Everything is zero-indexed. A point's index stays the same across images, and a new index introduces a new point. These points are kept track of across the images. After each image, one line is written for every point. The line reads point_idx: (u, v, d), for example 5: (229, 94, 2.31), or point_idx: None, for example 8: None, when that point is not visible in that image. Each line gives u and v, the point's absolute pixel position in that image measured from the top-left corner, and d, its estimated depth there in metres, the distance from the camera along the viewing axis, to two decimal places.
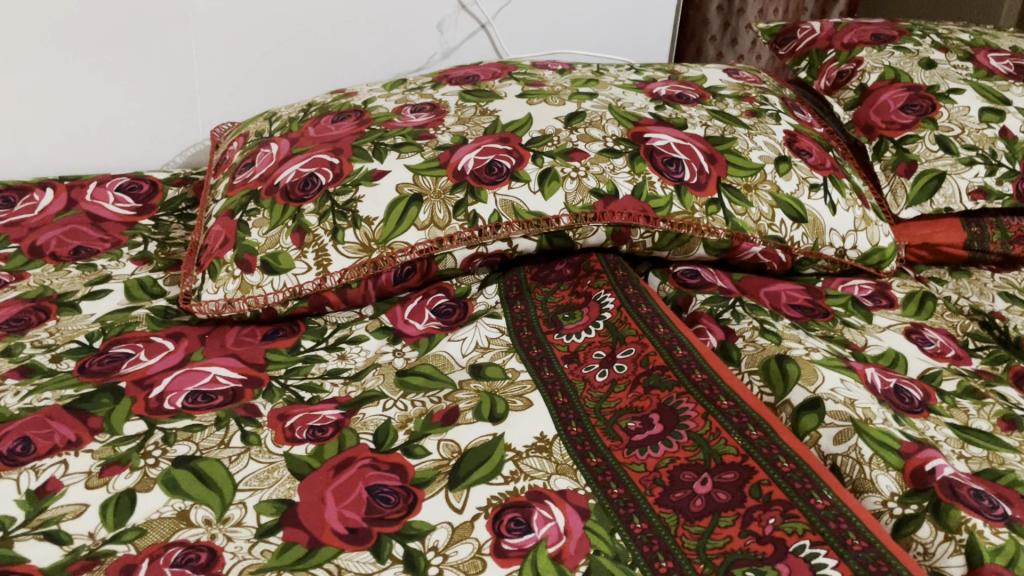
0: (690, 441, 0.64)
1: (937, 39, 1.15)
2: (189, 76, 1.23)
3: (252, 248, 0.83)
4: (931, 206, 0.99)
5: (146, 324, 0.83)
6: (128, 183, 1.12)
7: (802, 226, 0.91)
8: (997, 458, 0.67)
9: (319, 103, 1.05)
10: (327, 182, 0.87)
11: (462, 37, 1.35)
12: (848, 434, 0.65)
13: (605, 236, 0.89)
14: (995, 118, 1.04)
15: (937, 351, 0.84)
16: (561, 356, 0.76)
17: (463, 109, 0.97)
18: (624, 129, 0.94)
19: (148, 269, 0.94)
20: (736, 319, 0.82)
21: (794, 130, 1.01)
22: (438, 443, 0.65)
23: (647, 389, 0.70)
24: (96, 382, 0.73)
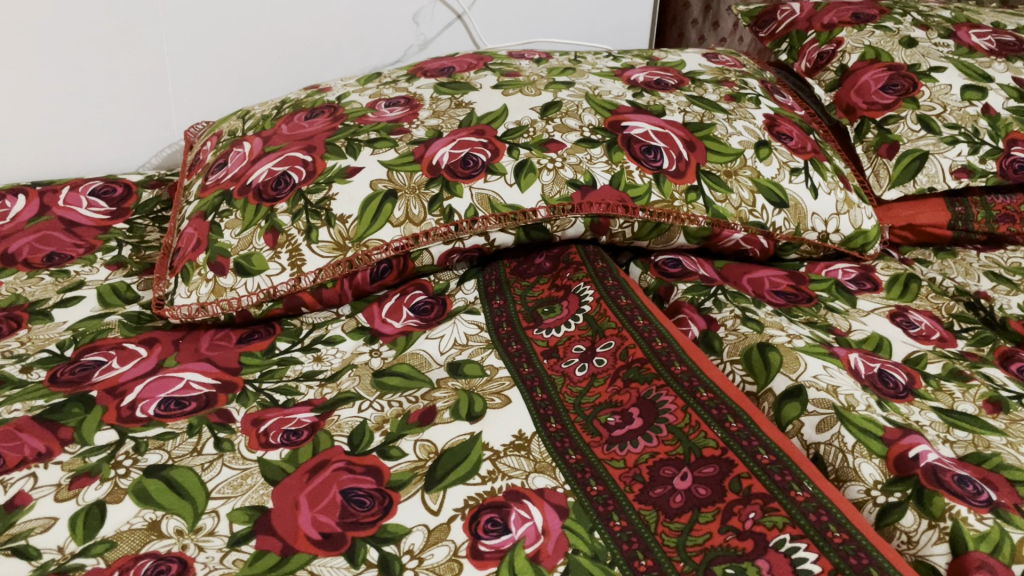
0: (670, 435, 0.63)
1: (918, 17, 1.13)
2: (161, 73, 1.21)
3: (225, 249, 0.82)
4: (914, 186, 0.98)
5: (119, 331, 0.81)
6: (102, 186, 1.10)
7: (783, 211, 0.90)
8: (983, 441, 0.66)
9: (293, 100, 1.03)
10: (300, 181, 0.85)
11: (439, 28, 1.34)
12: (831, 422, 0.65)
13: (584, 227, 0.87)
14: (977, 96, 1.03)
15: (922, 334, 0.83)
16: (541, 352, 0.75)
17: (438, 102, 0.95)
18: (601, 117, 0.92)
19: (122, 274, 0.92)
20: (717, 308, 0.81)
21: (774, 114, 1.00)
22: (414, 443, 0.64)
23: (626, 382, 0.69)
24: (67, 392, 0.72)
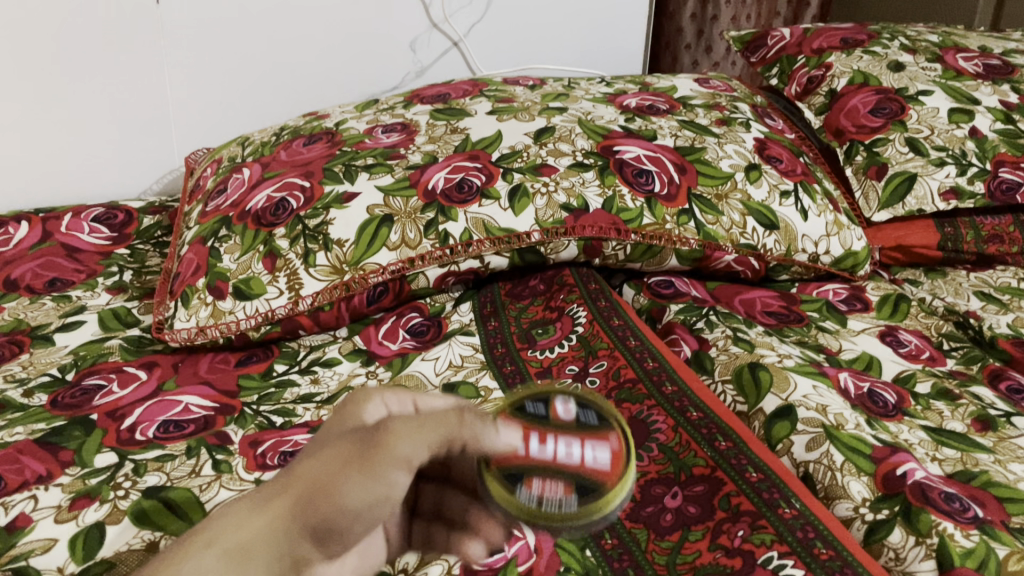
0: (661, 455, 0.64)
1: (906, 42, 1.16)
2: (163, 100, 1.23)
3: (224, 274, 0.83)
4: (903, 209, 0.99)
5: (119, 355, 0.83)
6: (103, 213, 1.12)
7: (774, 233, 0.92)
8: (971, 459, 0.67)
9: (292, 127, 1.05)
10: (298, 206, 0.87)
11: (436, 55, 1.36)
12: (820, 440, 0.66)
13: (577, 250, 0.89)
14: (964, 119, 1.05)
15: (912, 353, 0.84)
16: (535, 373, 0.76)
17: (434, 128, 0.97)
18: (593, 142, 0.94)
19: (122, 298, 0.94)
20: (709, 329, 0.82)
21: (764, 137, 1.02)
22: None
23: (618, 402, 0.70)
24: (69, 415, 0.73)
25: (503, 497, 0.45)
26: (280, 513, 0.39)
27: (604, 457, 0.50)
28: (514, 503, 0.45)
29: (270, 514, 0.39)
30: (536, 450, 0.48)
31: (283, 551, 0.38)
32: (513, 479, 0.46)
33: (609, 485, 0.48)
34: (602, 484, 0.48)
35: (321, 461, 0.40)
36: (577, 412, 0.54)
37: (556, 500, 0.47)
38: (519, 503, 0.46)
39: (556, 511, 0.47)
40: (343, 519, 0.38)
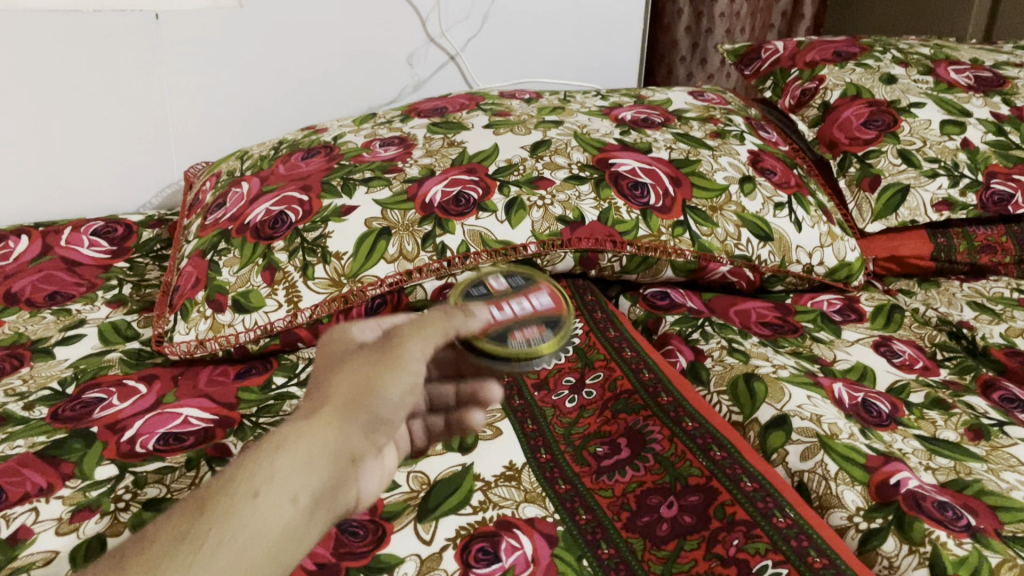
0: (656, 465, 0.65)
1: (898, 55, 1.17)
2: (163, 113, 1.24)
3: (223, 287, 0.84)
4: (897, 220, 1.00)
5: (119, 368, 0.83)
6: (103, 227, 1.13)
7: (768, 244, 0.93)
8: (964, 468, 0.68)
9: (290, 141, 1.06)
10: (296, 220, 0.88)
11: (433, 68, 1.37)
12: (814, 450, 0.66)
13: (573, 262, 0.90)
14: (956, 130, 1.06)
15: (905, 363, 0.84)
16: (532, 384, 0.76)
17: (431, 142, 0.98)
18: (589, 155, 0.95)
19: (122, 312, 0.94)
20: (705, 339, 0.83)
21: (758, 150, 1.03)
22: (408, 475, 0.65)
23: (614, 413, 0.71)
24: (69, 428, 0.73)
25: (503, 350, 0.59)
26: (337, 410, 0.46)
27: (550, 304, 0.68)
28: (513, 350, 0.60)
29: (327, 413, 0.46)
30: (507, 313, 0.64)
31: (346, 440, 0.46)
32: (501, 335, 0.61)
33: (560, 314, 0.67)
34: (560, 317, 0.66)
35: (358, 368, 0.49)
36: (510, 284, 0.71)
37: (536, 338, 0.63)
38: (514, 350, 0.60)
39: (541, 346, 0.62)
40: (390, 408, 0.48)
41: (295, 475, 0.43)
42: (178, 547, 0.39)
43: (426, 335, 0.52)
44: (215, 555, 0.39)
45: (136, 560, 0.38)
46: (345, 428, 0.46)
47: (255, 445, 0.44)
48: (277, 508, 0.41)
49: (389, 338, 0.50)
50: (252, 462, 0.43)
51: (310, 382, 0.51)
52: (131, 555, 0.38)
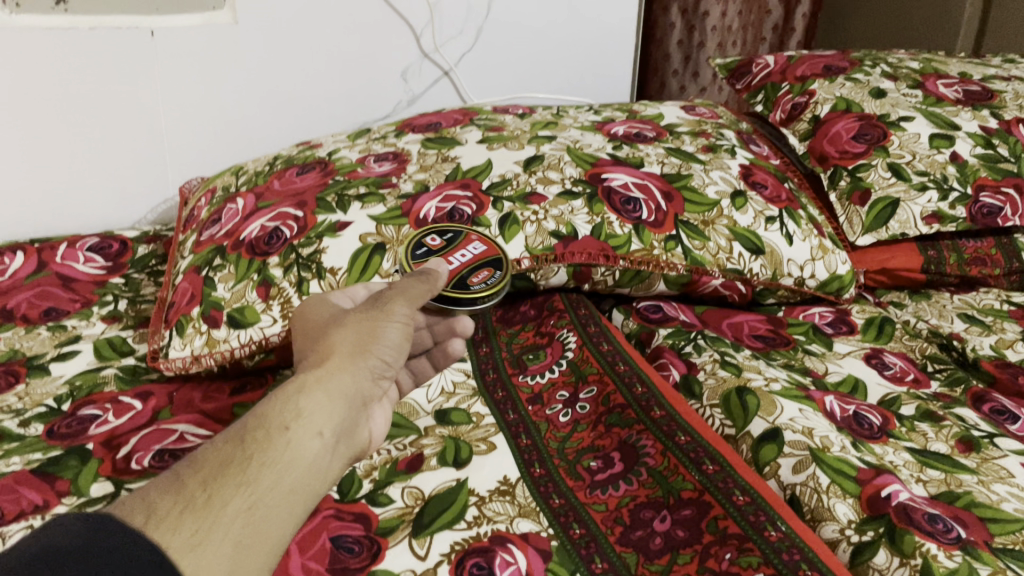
0: (650, 479, 0.65)
1: (887, 69, 1.18)
2: (158, 128, 1.24)
3: (218, 303, 0.84)
4: (887, 232, 1.01)
5: (115, 384, 0.83)
6: (98, 243, 1.13)
7: (760, 257, 0.93)
8: (955, 480, 0.68)
9: (285, 156, 1.07)
10: (291, 236, 0.88)
11: (427, 83, 1.38)
12: (806, 463, 0.67)
13: (567, 276, 0.90)
14: (945, 144, 1.07)
15: (897, 376, 0.85)
16: (526, 399, 0.77)
17: (425, 157, 0.99)
18: (582, 170, 0.96)
19: (118, 327, 0.95)
20: (697, 353, 0.84)
21: (750, 164, 1.04)
22: (402, 490, 0.66)
23: (608, 427, 0.71)
24: (64, 445, 0.74)
25: (466, 294, 0.75)
26: (337, 363, 0.60)
27: (483, 248, 0.81)
28: (475, 292, 0.75)
29: (330, 366, 0.60)
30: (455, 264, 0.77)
31: (348, 385, 0.59)
32: (461, 286, 0.75)
33: (498, 255, 0.81)
34: (499, 257, 0.80)
35: (350, 329, 0.63)
36: (443, 239, 0.82)
37: (489, 279, 0.77)
38: (476, 292, 0.75)
39: (497, 284, 0.77)
40: (384, 357, 0.64)
41: (312, 410, 0.55)
42: (229, 462, 0.48)
43: (400, 307, 0.66)
44: (262, 469, 0.49)
45: (194, 475, 0.46)
46: (349, 375, 0.60)
47: (275, 392, 0.55)
48: (304, 435, 0.53)
49: (372, 308, 0.66)
50: (278, 401, 0.54)
51: (302, 353, 0.64)
52: (187, 472, 0.46)
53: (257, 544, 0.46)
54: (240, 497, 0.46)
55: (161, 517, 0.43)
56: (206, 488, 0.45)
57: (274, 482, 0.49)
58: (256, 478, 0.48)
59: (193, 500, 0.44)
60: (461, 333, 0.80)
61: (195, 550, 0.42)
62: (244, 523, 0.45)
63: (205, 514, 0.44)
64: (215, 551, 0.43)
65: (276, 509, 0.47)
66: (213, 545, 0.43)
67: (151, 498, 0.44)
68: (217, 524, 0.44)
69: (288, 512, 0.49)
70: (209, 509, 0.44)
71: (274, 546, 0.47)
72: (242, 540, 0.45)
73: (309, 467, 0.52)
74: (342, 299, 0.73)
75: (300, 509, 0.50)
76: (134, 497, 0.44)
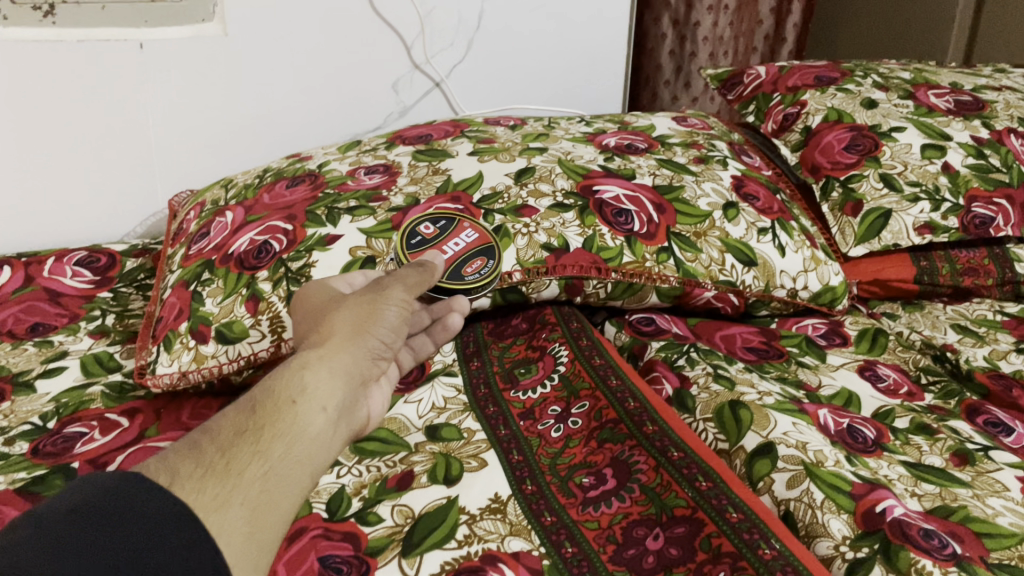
0: (642, 496, 0.64)
1: (879, 79, 1.18)
2: (147, 140, 1.24)
3: (206, 318, 0.83)
4: (880, 243, 1.01)
5: (101, 401, 0.82)
6: (86, 257, 1.12)
7: (752, 269, 0.93)
8: (950, 494, 0.68)
9: (275, 169, 1.06)
10: (280, 249, 0.87)
11: (418, 95, 1.38)
12: (800, 478, 0.66)
13: (558, 289, 0.90)
14: (937, 154, 1.06)
15: (890, 389, 0.84)
16: (518, 414, 0.76)
17: (416, 169, 0.98)
18: (573, 182, 0.95)
19: (105, 343, 0.94)
20: (690, 366, 0.83)
21: (741, 175, 1.03)
22: (392, 508, 0.65)
23: (600, 443, 0.71)
24: (49, 464, 0.73)
25: (461, 286, 0.81)
26: (338, 346, 0.65)
27: (475, 234, 0.85)
28: (469, 285, 0.81)
29: (330, 348, 0.64)
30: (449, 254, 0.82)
31: (348, 365, 0.64)
32: (455, 275, 0.82)
33: (490, 241, 0.85)
34: (491, 244, 0.85)
35: (349, 312, 0.68)
36: (436, 226, 0.85)
37: (481, 268, 0.83)
38: (469, 282, 0.82)
39: (490, 274, 0.83)
40: (383, 339, 0.69)
41: (317, 387, 0.59)
42: (243, 432, 0.52)
43: (396, 291, 0.71)
44: (273, 440, 0.53)
45: (212, 442, 0.50)
46: (349, 355, 0.64)
47: (281, 368, 0.60)
48: (309, 410, 0.57)
49: (370, 292, 0.70)
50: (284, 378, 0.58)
51: (303, 335, 0.69)
52: (205, 440, 0.50)
53: (272, 506, 0.50)
54: (254, 466, 0.50)
55: (184, 481, 0.46)
56: (223, 456, 0.49)
57: (284, 452, 0.53)
58: (268, 448, 0.52)
59: (213, 465, 0.48)
60: (459, 310, 0.83)
61: (218, 511, 0.46)
62: (260, 489, 0.49)
63: (224, 479, 0.48)
64: (234, 515, 0.46)
65: (287, 477, 0.51)
66: (232, 510, 0.46)
67: (173, 462, 0.47)
68: (236, 490, 0.48)
69: (298, 479, 0.53)
70: (228, 474, 0.48)
71: (285, 512, 0.51)
72: (259, 504, 0.48)
73: (315, 439, 0.56)
74: (341, 284, 0.76)
75: (307, 478, 0.54)
76: (157, 460, 0.47)
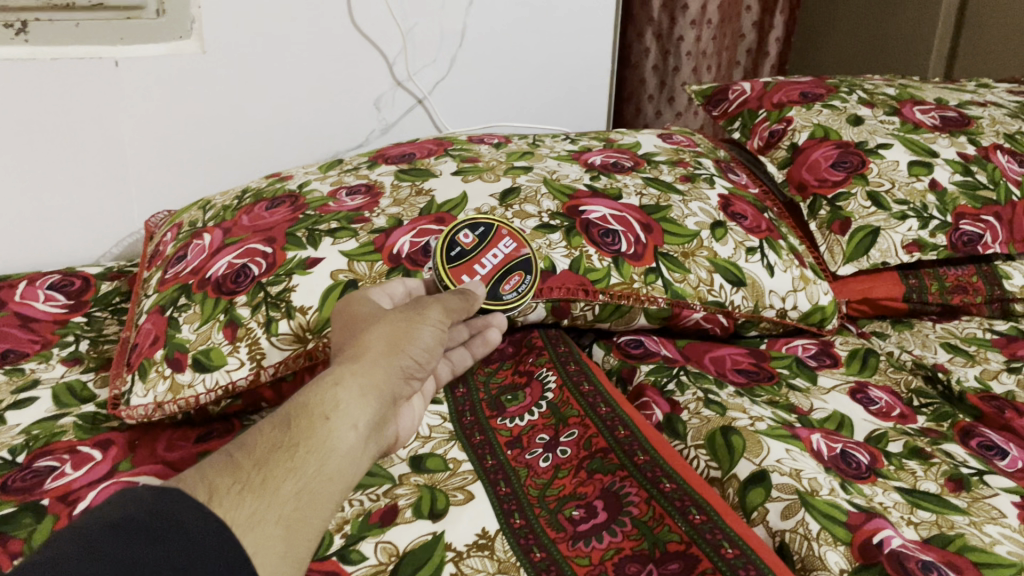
0: (634, 530, 0.62)
1: (864, 96, 1.18)
2: (123, 160, 1.21)
3: (183, 345, 0.81)
4: (868, 262, 1.00)
5: (73, 433, 0.80)
6: (60, 280, 1.10)
7: (741, 288, 0.92)
8: (946, 522, 0.66)
9: (254, 189, 1.04)
10: (259, 273, 0.85)
11: (400, 112, 1.36)
12: (795, 508, 0.65)
13: (545, 312, 0.88)
14: (924, 171, 1.06)
15: (882, 411, 0.83)
16: (505, 443, 0.74)
17: (398, 190, 0.96)
18: (559, 202, 0.94)
19: (78, 371, 0.91)
20: (680, 391, 0.81)
21: (728, 194, 1.02)
22: (375, 546, 0.63)
23: (590, 473, 0.69)
24: (18, 501, 0.70)
25: (500, 304, 0.82)
26: (373, 359, 0.62)
27: (512, 244, 0.85)
28: (507, 304, 0.82)
29: (366, 362, 0.61)
30: (487, 270, 0.82)
31: (383, 383, 0.61)
32: (495, 293, 0.82)
33: (527, 252, 0.85)
34: (528, 254, 0.84)
35: (387, 325, 0.66)
36: (475, 233, 0.84)
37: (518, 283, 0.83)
38: (507, 300, 0.82)
39: (527, 290, 0.83)
40: (417, 359, 0.66)
41: (353, 400, 0.57)
42: (278, 447, 0.52)
43: (434, 313, 0.69)
44: (308, 455, 0.53)
45: (247, 457, 0.51)
46: (385, 371, 0.62)
47: (315, 383, 0.58)
48: (341, 427, 0.56)
49: (410, 311, 0.68)
50: (319, 390, 0.57)
51: (339, 343, 0.67)
52: (241, 454, 0.51)
53: (306, 523, 0.50)
54: (289, 483, 0.50)
55: (221, 496, 0.47)
56: (259, 471, 0.50)
57: (318, 468, 0.53)
58: (302, 464, 0.52)
59: (249, 481, 0.49)
60: (496, 325, 0.84)
61: (253, 528, 0.47)
62: (294, 505, 0.50)
63: (260, 496, 0.49)
64: (268, 532, 0.48)
65: (322, 493, 0.52)
66: (266, 527, 0.48)
67: (209, 476, 0.48)
68: (270, 507, 0.48)
69: (331, 496, 0.53)
70: (264, 490, 0.49)
71: (319, 527, 0.51)
72: (292, 521, 0.49)
73: (349, 455, 0.55)
74: (381, 296, 0.76)
75: (342, 491, 0.54)
76: (195, 472, 0.49)
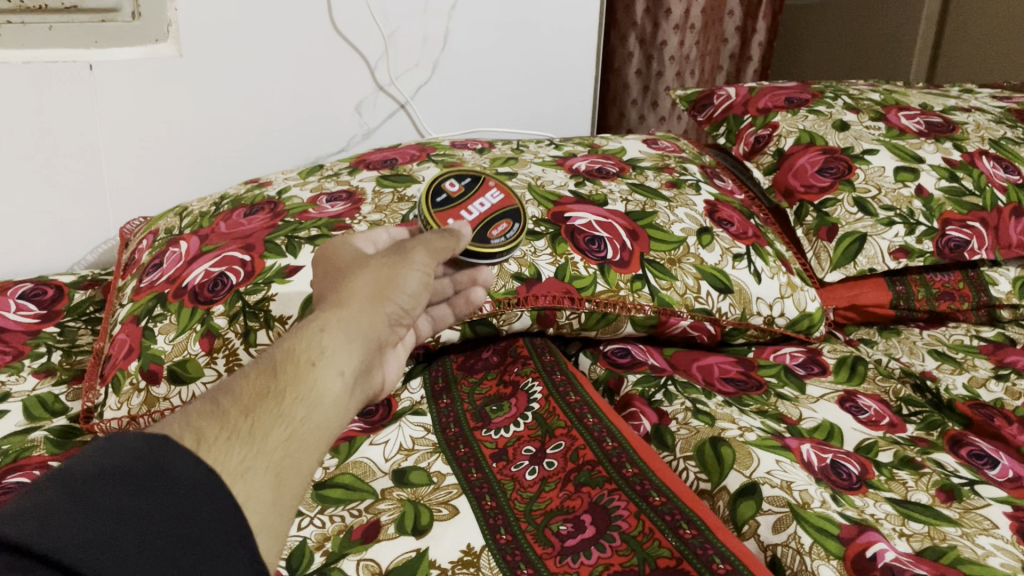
0: (624, 545, 0.61)
1: (849, 101, 1.17)
2: (98, 165, 1.18)
3: (158, 356, 0.78)
4: (855, 268, 0.99)
5: (44, 448, 0.77)
6: (32, 289, 1.07)
7: (728, 296, 0.90)
8: (939, 534, 0.65)
9: (232, 196, 1.02)
10: (237, 281, 0.83)
11: (382, 117, 1.34)
12: (787, 521, 0.63)
13: (530, 320, 0.86)
14: (910, 177, 1.05)
15: (871, 420, 0.82)
16: (490, 455, 0.73)
17: (380, 196, 0.95)
18: (544, 209, 0.92)
19: (50, 383, 0.88)
20: (668, 401, 0.80)
21: (714, 200, 1.01)
22: (357, 564, 0.61)
23: (578, 487, 0.67)
24: None
25: (488, 249, 0.76)
26: (358, 307, 0.63)
27: (500, 196, 0.81)
28: (495, 249, 0.76)
29: (349, 310, 0.62)
30: (474, 216, 0.78)
31: (366, 330, 0.62)
32: (482, 238, 0.77)
33: (515, 205, 0.80)
34: (517, 207, 0.80)
35: (369, 274, 0.66)
36: (461, 184, 0.80)
37: (506, 231, 0.78)
38: (495, 247, 0.77)
39: (516, 237, 0.78)
40: (402, 305, 0.67)
41: (340, 346, 0.58)
42: (264, 395, 0.51)
43: (418, 256, 0.69)
44: (296, 402, 0.52)
45: (234, 406, 0.50)
46: (369, 318, 0.63)
47: (300, 331, 0.59)
48: (328, 373, 0.56)
49: (393, 257, 0.68)
50: (304, 339, 0.57)
51: (321, 293, 0.68)
52: (227, 402, 0.50)
53: (297, 469, 0.49)
54: (279, 430, 0.49)
55: (209, 444, 0.46)
56: (246, 418, 0.49)
57: (307, 414, 0.52)
58: (290, 412, 0.51)
59: (237, 429, 0.48)
60: (482, 283, 0.81)
61: (242, 476, 0.45)
62: (283, 453, 0.49)
63: (249, 444, 0.47)
64: (259, 477, 0.46)
65: (310, 439, 0.51)
66: (257, 473, 0.46)
67: (196, 424, 0.47)
68: (259, 453, 0.47)
69: (319, 445, 0.52)
70: (253, 438, 0.48)
71: (308, 478, 0.50)
72: (282, 468, 0.48)
73: (336, 403, 0.55)
74: (364, 244, 0.75)
75: (328, 441, 0.54)
76: (180, 422, 0.47)
